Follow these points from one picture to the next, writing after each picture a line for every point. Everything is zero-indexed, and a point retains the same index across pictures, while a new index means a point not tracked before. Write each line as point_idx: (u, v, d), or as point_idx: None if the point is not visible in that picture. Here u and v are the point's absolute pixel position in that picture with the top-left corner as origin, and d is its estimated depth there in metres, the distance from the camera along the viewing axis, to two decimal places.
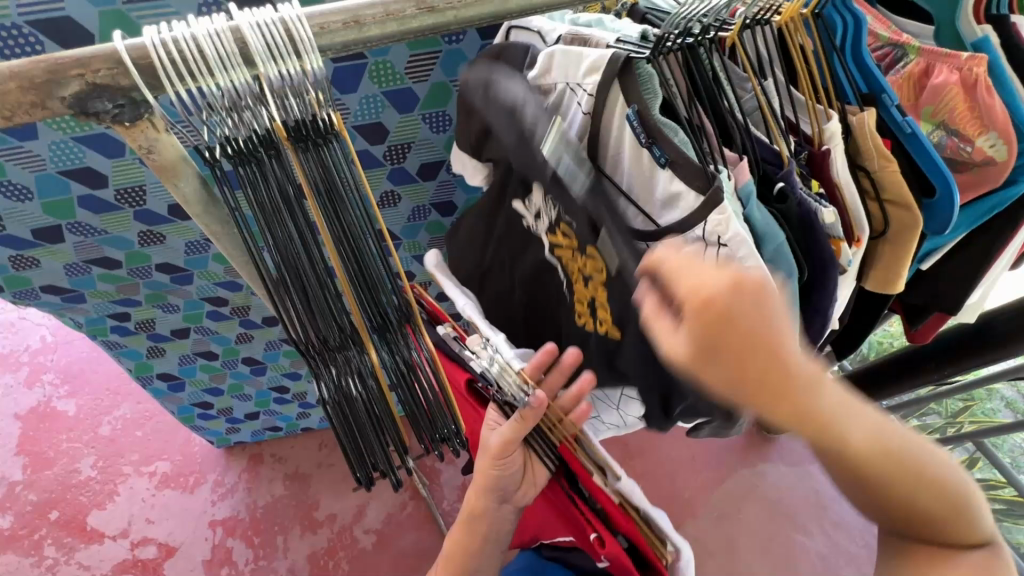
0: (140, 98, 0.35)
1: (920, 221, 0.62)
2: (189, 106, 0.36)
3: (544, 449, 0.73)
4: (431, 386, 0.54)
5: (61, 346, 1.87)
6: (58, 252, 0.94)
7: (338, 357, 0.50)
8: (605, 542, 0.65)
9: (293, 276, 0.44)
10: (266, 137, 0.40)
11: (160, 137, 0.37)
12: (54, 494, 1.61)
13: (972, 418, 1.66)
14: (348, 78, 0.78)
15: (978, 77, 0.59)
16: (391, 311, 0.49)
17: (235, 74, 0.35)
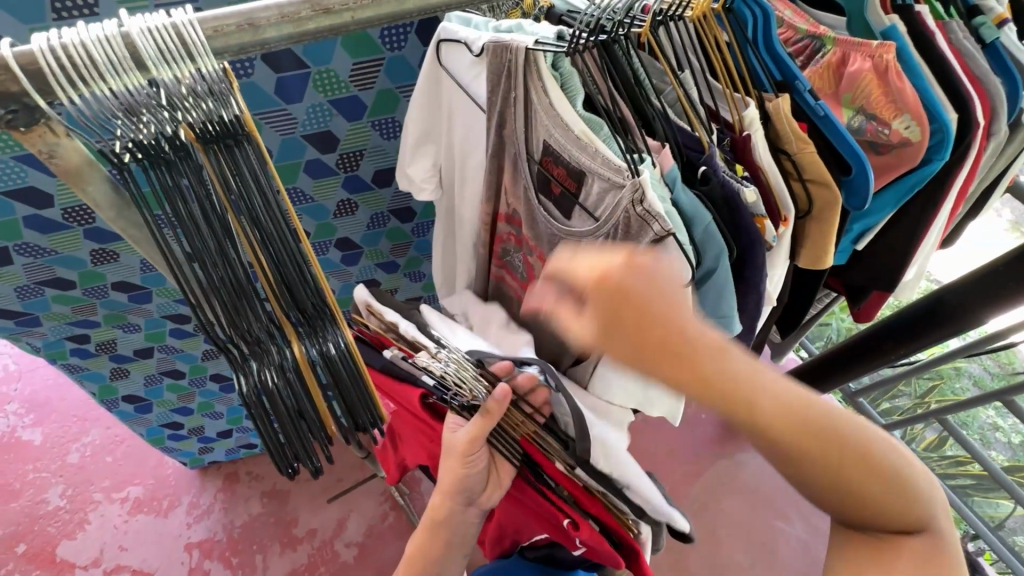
0: (33, 104, 0.33)
1: (840, 198, 0.66)
2: (85, 114, 0.34)
3: (509, 447, 0.73)
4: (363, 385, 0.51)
5: (25, 374, 1.82)
6: (7, 275, 0.92)
7: (259, 356, 0.46)
8: (580, 527, 0.67)
9: (206, 273, 0.41)
10: (173, 137, 0.38)
11: (61, 142, 0.35)
12: (21, 527, 1.57)
13: (940, 397, 1.70)
14: (292, 87, 0.78)
15: (888, 64, 0.64)
16: (315, 308, 0.46)
17: (130, 77, 0.34)
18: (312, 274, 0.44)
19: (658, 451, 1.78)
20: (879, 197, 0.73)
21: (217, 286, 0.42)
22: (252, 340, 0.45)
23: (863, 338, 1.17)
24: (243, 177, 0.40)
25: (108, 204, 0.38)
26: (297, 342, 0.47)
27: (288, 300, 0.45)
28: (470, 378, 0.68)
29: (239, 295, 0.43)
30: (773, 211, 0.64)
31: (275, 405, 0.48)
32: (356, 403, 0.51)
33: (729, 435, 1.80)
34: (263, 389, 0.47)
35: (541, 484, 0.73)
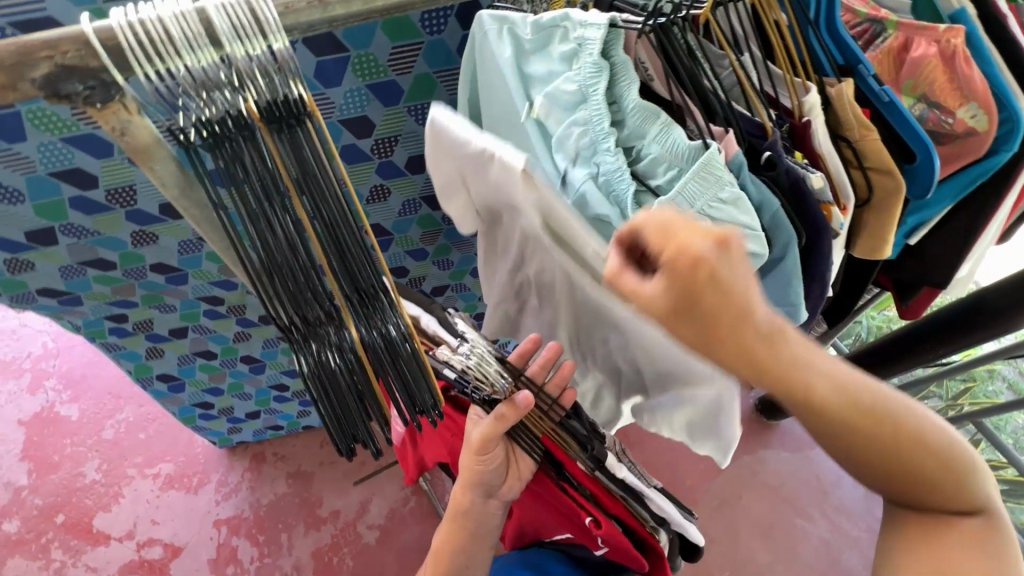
0: (110, 80, 0.35)
1: (903, 187, 0.64)
2: (159, 89, 0.36)
3: (530, 443, 0.72)
4: (415, 365, 0.49)
5: (62, 351, 1.88)
6: (53, 255, 0.94)
7: (319, 335, 0.46)
8: (601, 525, 0.69)
9: (270, 253, 0.42)
10: (239, 118, 0.39)
11: (133, 119, 0.37)
12: (60, 498, 1.63)
13: (974, 400, 1.65)
14: (331, 71, 0.78)
15: (956, 48, 0.62)
16: (370, 286, 0.46)
17: (202, 52, 0.36)
18: (367, 252, 0.44)
19: (680, 445, 1.76)
20: (936, 190, 0.70)
21: (280, 266, 0.43)
22: (310, 322, 0.46)
23: (897, 338, 1.15)
24: (304, 156, 0.41)
25: (175, 184, 0.40)
26: (355, 325, 0.46)
27: (346, 281, 0.45)
28: (490, 373, 0.66)
29: (299, 275, 0.43)
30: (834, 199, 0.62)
31: (332, 389, 0.48)
32: (412, 390, 0.50)
33: (753, 431, 1.78)
34: (321, 372, 0.47)
35: (564, 483, 0.73)
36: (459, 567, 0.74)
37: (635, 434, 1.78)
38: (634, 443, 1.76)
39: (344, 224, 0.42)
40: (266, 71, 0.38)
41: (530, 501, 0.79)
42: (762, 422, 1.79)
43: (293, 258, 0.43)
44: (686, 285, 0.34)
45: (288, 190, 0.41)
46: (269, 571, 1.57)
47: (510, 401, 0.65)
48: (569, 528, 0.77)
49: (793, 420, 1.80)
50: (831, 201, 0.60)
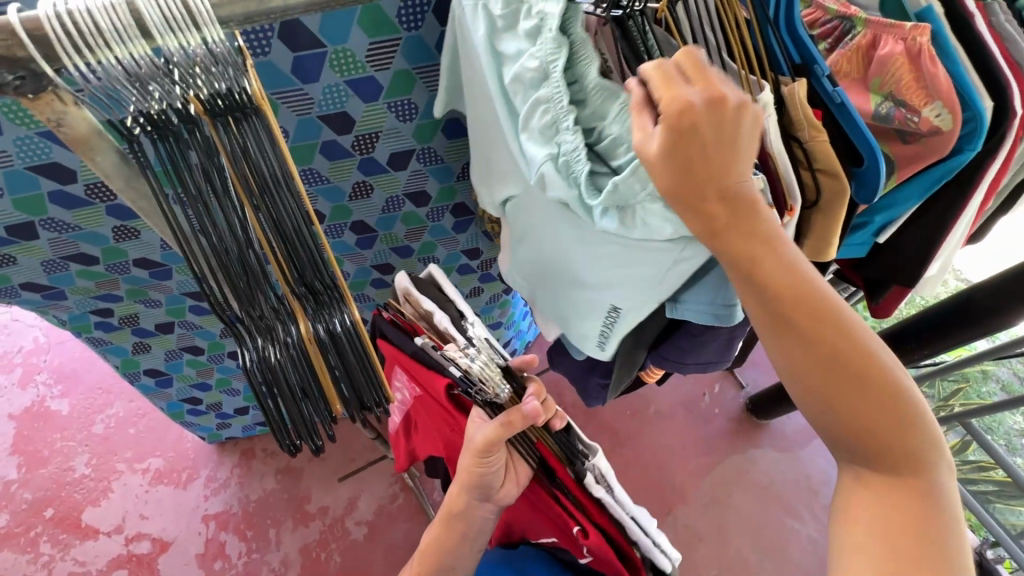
0: (40, 71, 0.34)
1: (847, 189, 0.64)
2: (94, 81, 0.36)
3: (527, 450, 0.74)
4: (361, 359, 0.51)
5: (53, 346, 1.88)
6: (34, 249, 0.94)
7: (264, 327, 0.48)
8: (588, 534, 0.69)
9: (214, 245, 0.44)
10: (183, 112, 0.41)
11: (70, 111, 0.37)
12: (50, 492, 1.64)
13: (964, 401, 1.65)
14: (309, 67, 0.78)
15: (921, 47, 0.62)
16: (315, 279, 0.48)
17: (134, 45, 0.35)
18: (311, 247, 0.46)
19: (670, 444, 1.76)
20: (904, 188, 0.71)
21: (224, 260, 0.44)
22: (256, 313, 0.48)
23: (885, 336, 1.14)
24: (250, 153, 0.43)
25: (119, 176, 0.41)
26: (301, 318, 0.49)
27: (292, 275, 0.47)
28: (494, 376, 0.68)
29: (245, 267, 0.45)
30: (779, 201, 0.62)
31: (277, 381, 0.50)
32: (358, 383, 0.52)
33: (743, 430, 1.78)
34: (265, 364, 0.49)
35: (554, 489, 0.73)
36: (433, 565, 0.74)
37: (625, 432, 1.77)
38: (624, 441, 1.76)
39: (289, 220, 0.45)
40: (208, 68, 0.39)
41: (522, 506, 0.80)
42: (752, 421, 1.79)
43: (236, 250, 0.45)
44: (683, 133, 0.45)
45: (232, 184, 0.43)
46: (257, 566, 1.58)
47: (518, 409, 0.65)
48: (557, 534, 0.78)
49: (783, 419, 1.80)
50: (770, 205, 0.60)
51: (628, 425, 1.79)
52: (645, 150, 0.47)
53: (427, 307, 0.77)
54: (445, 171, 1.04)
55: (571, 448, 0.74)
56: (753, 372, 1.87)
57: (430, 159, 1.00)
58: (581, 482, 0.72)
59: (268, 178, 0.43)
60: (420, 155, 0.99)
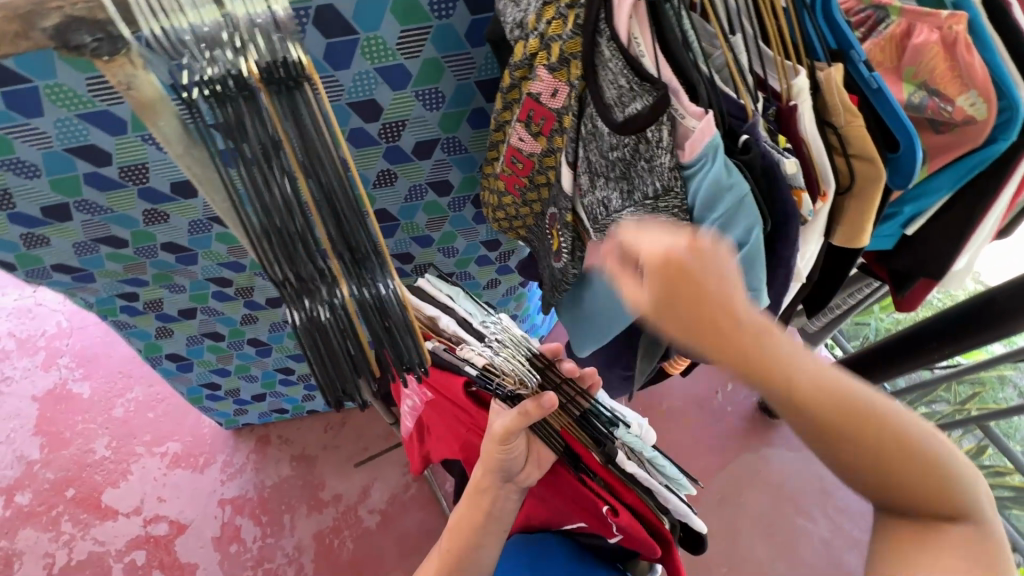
0: (116, 33, 0.38)
1: (882, 175, 0.65)
2: (163, 43, 0.39)
3: (549, 435, 0.76)
4: (402, 321, 0.54)
5: (76, 331, 1.92)
6: (67, 231, 0.96)
7: (312, 290, 0.50)
8: (619, 513, 0.71)
9: (266, 208, 0.45)
10: (237, 77, 0.41)
11: (137, 74, 0.40)
12: (71, 472, 1.67)
13: (981, 405, 1.63)
14: (340, 55, 0.79)
15: (958, 35, 0.62)
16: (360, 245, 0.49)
17: (205, 9, 0.40)
18: (358, 212, 0.47)
19: (681, 441, 1.76)
20: (935, 179, 0.71)
21: (274, 225, 0.46)
22: (303, 278, 0.49)
23: (906, 337, 1.13)
24: (302, 120, 0.43)
25: (176, 140, 0.42)
26: (345, 283, 0.50)
27: (338, 243, 0.48)
28: (518, 368, 0.74)
29: (294, 232, 0.47)
30: (813, 185, 0.64)
31: (321, 343, 0.53)
32: (399, 345, 0.55)
33: (756, 429, 1.78)
34: (312, 324, 0.51)
35: (581, 474, 0.75)
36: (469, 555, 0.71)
37: None
38: None
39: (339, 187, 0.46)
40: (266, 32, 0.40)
41: (547, 492, 0.80)
42: (765, 421, 1.78)
43: (286, 214, 0.46)
44: (670, 283, 0.39)
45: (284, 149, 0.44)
46: (271, 551, 1.60)
47: (535, 401, 0.69)
48: (583, 518, 0.77)
49: (796, 420, 1.80)
50: (803, 187, 0.62)
51: None
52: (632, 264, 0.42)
53: (431, 314, 0.81)
54: (469, 161, 1.05)
55: (597, 432, 0.78)
56: None
57: (454, 149, 1.01)
58: (609, 463, 0.76)
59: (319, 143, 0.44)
60: (445, 145, 1.00)
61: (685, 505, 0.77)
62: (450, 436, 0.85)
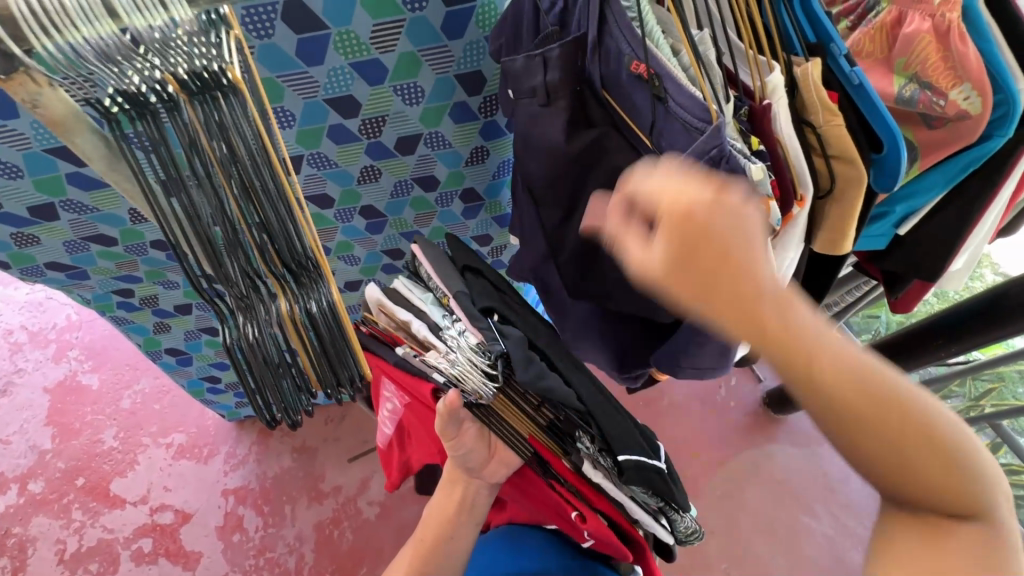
0: (9, 51, 0.41)
1: (864, 177, 0.62)
2: (64, 57, 0.43)
3: (520, 443, 0.76)
4: (335, 331, 0.66)
5: (85, 324, 1.97)
6: (55, 230, 0.97)
7: (252, 304, 0.62)
8: (588, 518, 0.73)
9: (198, 227, 0.54)
10: (160, 92, 0.48)
11: (41, 91, 0.44)
12: (81, 462, 1.72)
13: (997, 402, 1.54)
14: (313, 50, 0.78)
15: (950, 23, 0.61)
16: (293, 258, 0.60)
17: (102, 23, 0.43)
18: (289, 226, 0.58)
19: (682, 435, 1.74)
20: (928, 177, 0.69)
21: (205, 242, 0.55)
22: (237, 293, 0.61)
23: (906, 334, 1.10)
24: (227, 128, 0.51)
25: (97, 155, 0.49)
26: (282, 297, 0.62)
27: (273, 257, 0.60)
28: (474, 379, 0.74)
29: (227, 247, 0.57)
30: (788, 190, 0.62)
31: (256, 355, 0.65)
32: (337, 356, 0.68)
33: (759, 425, 1.75)
34: (246, 338, 0.63)
35: (551, 479, 0.77)
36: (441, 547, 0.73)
37: None
38: None
39: (265, 193, 0.55)
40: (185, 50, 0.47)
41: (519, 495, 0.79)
42: (768, 416, 1.75)
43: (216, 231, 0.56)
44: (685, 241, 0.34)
45: (213, 166, 0.52)
46: (273, 540, 1.63)
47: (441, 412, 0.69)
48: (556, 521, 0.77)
49: (801, 416, 1.77)
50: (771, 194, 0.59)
51: (641, 417, 1.77)
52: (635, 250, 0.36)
53: (403, 318, 0.82)
54: (454, 156, 1.03)
55: (566, 436, 0.79)
56: (771, 365, 1.84)
57: (438, 144, 0.99)
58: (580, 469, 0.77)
59: (249, 158, 0.53)
60: (428, 140, 0.98)
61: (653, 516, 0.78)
62: (429, 435, 0.82)
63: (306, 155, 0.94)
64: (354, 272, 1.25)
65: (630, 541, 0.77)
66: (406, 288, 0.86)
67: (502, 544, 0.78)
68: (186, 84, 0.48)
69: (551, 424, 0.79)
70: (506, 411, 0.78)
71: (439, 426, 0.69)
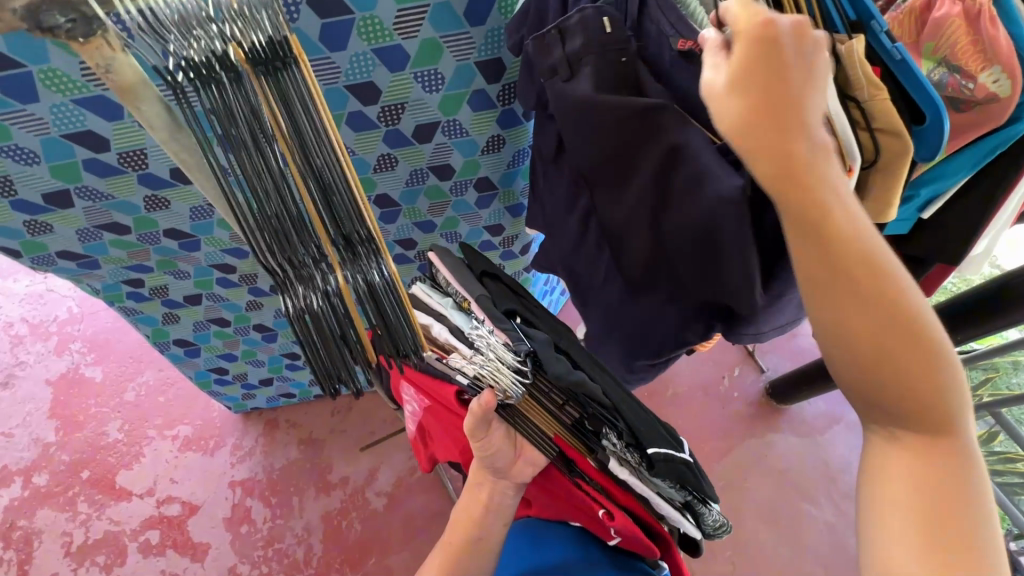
0: (91, 14, 0.43)
1: (909, 149, 0.63)
2: (142, 24, 0.45)
3: (545, 443, 0.77)
4: (393, 305, 0.66)
5: (86, 317, 1.95)
6: (69, 217, 0.97)
7: (311, 275, 0.62)
8: (614, 516, 0.74)
9: (265, 194, 0.56)
10: (227, 60, 0.49)
11: (116, 57, 0.46)
12: (85, 455, 1.70)
13: (994, 391, 1.57)
14: (337, 35, 0.78)
15: (981, 8, 0.61)
16: (353, 230, 0.61)
17: None
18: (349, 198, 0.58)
19: (688, 424, 1.76)
20: (955, 160, 0.70)
21: (269, 209, 0.57)
22: (298, 263, 0.61)
23: None
24: (291, 95, 0.52)
25: (159, 124, 0.50)
26: (340, 269, 0.63)
27: (332, 226, 0.60)
28: (504, 380, 0.71)
29: (288, 216, 0.58)
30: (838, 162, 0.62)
31: (315, 324, 0.65)
32: (397, 332, 0.68)
33: (763, 414, 1.77)
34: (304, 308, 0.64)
35: (576, 478, 0.78)
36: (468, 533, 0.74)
37: None
38: None
39: (325, 162, 0.55)
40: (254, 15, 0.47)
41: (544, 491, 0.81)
42: (771, 406, 1.78)
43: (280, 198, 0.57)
44: (759, 55, 0.45)
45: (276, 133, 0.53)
46: (281, 532, 1.63)
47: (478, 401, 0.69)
48: (581, 517, 0.80)
49: (803, 405, 1.79)
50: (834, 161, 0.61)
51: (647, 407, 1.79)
52: (713, 89, 0.48)
53: (423, 322, 0.80)
54: (471, 144, 1.03)
55: (590, 434, 0.79)
56: (774, 356, 1.86)
57: (455, 132, 0.99)
58: (604, 468, 0.78)
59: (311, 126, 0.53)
60: (445, 128, 0.98)
61: (679, 513, 0.78)
62: (454, 438, 0.84)
63: None
64: None
65: (655, 537, 0.78)
66: (424, 293, 0.85)
67: (526, 540, 0.82)
68: (251, 54, 0.49)
69: (575, 423, 0.79)
70: (531, 411, 0.78)
71: (471, 425, 0.70)
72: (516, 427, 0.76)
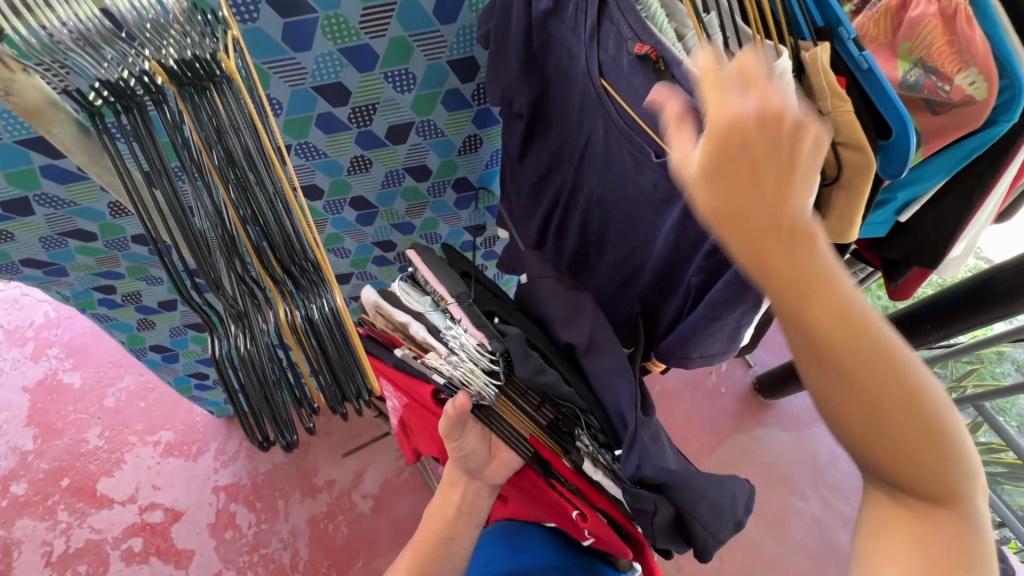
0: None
1: (875, 164, 0.59)
2: (45, 44, 0.45)
3: (522, 444, 0.75)
4: (338, 341, 0.65)
5: (64, 321, 1.91)
6: (30, 225, 0.93)
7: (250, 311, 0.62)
8: (589, 517, 0.73)
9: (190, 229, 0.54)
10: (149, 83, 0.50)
11: (17, 78, 0.44)
12: (65, 462, 1.67)
13: (978, 382, 1.57)
14: (300, 35, 0.75)
15: (957, 7, 0.61)
16: (293, 261, 0.61)
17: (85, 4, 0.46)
18: (285, 222, 0.59)
19: (675, 421, 1.76)
20: (930, 164, 0.70)
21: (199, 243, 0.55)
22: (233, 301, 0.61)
23: (898, 318, 1.11)
24: (217, 115, 0.53)
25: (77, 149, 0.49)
26: (280, 304, 0.62)
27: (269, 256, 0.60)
28: (478, 383, 0.73)
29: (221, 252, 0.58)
30: None
31: (252, 367, 0.64)
32: (341, 377, 0.67)
33: (750, 409, 1.77)
34: (241, 352, 0.63)
35: (551, 478, 0.77)
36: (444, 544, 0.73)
37: None
38: None
39: (257, 183, 0.56)
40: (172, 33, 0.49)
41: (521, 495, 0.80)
42: (758, 400, 1.78)
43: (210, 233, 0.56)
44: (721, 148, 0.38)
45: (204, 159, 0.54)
46: (266, 536, 1.61)
47: (452, 402, 0.68)
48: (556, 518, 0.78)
49: (790, 400, 1.79)
50: None
51: None
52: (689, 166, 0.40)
53: (401, 319, 0.78)
54: (446, 144, 1.01)
55: (564, 435, 0.78)
56: (762, 351, 1.86)
57: (430, 132, 0.97)
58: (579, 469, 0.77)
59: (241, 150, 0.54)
60: (420, 128, 0.95)
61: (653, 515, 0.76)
62: (431, 437, 0.82)
63: (294, 145, 0.91)
64: (345, 264, 1.22)
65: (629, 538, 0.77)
66: (404, 290, 0.81)
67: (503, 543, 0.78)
68: (174, 72, 0.50)
69: (550, 425, 0.78)
70: (507, 412, 0.77)
71: (445, 426, 0.68)
72: (490, 429, 0.75)
